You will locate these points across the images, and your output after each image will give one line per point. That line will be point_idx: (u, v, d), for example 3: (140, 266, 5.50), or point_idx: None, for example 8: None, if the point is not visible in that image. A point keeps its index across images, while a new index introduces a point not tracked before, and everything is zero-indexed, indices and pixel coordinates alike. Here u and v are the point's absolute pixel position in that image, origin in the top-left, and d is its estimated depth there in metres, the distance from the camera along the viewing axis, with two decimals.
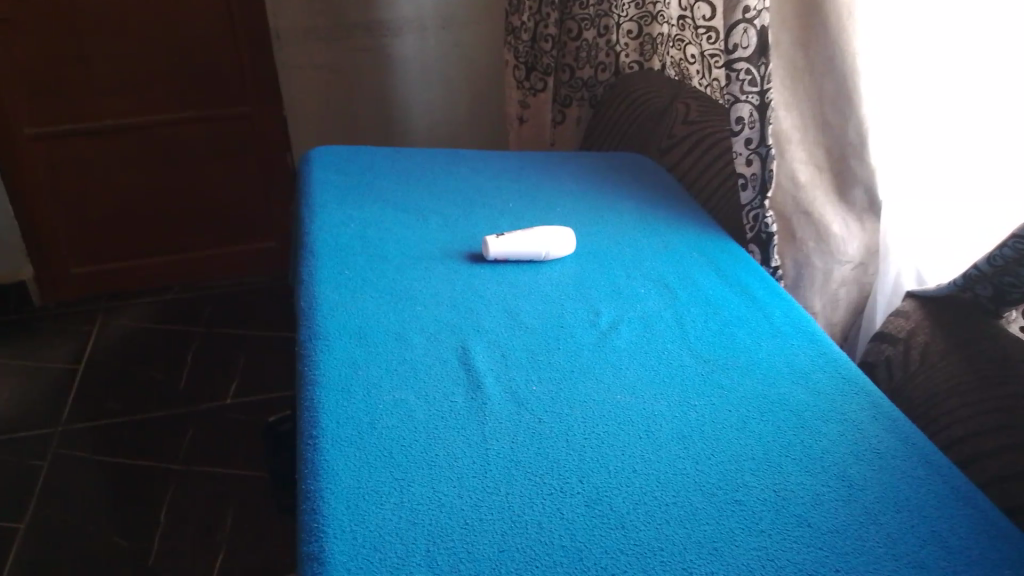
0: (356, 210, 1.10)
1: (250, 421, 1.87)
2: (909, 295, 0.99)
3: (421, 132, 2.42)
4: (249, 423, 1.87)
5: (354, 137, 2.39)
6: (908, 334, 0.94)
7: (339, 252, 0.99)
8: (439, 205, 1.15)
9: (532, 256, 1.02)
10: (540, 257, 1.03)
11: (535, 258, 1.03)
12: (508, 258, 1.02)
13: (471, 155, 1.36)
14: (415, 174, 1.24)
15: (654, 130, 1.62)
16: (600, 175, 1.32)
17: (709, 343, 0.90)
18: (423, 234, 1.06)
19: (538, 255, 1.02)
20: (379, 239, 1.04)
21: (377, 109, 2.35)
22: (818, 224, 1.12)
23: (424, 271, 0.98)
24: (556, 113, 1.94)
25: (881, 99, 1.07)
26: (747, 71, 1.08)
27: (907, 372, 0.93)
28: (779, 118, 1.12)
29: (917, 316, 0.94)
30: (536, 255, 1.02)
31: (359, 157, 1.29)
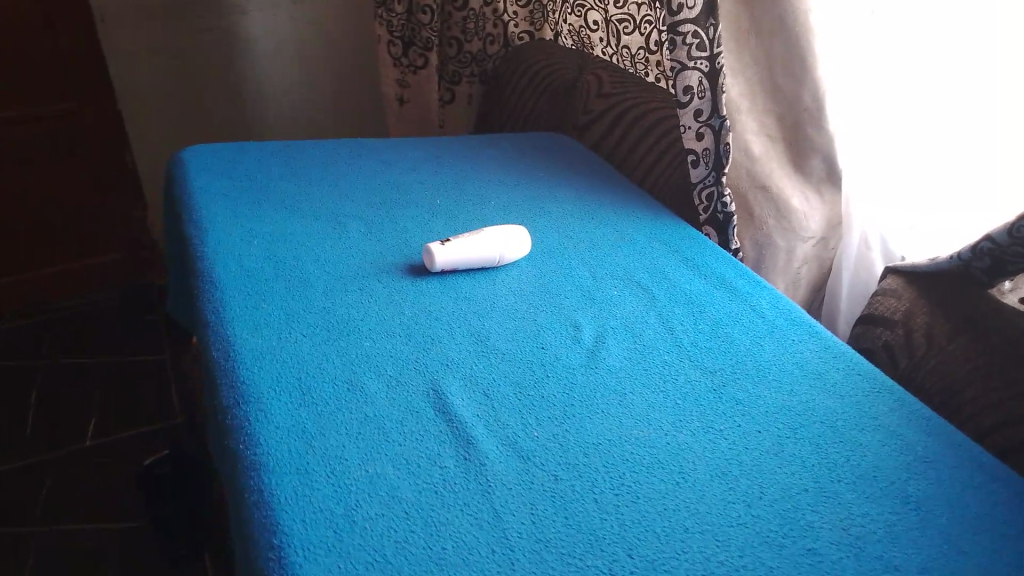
0: (257, 223, 0.90)
1: (121, 463, 1.59)
2: (892, 271, 0.92)
3: (282, 119, 2.18)
4: (120, 466, 1.58)
5: (206, 127, 2.10)
6: (906, 315, 0.86)
7: (249, 281, 0.79)
8: (355, 209, 0.96)
9: (483, 262, 0.87)
10: (492, 262, 0.87)
11: (484, 265, 0.87)
12: (454, 268, 0.85)
13: (374, 145, 1.17)
14: (317, 174, 1.04)
15: (561, 105, 1.49)
16: (525, 160, 1.18)
17: (709, 350, 0.78)
18: (348, 246, 0.88)
19: (489, 260, 0.87)
20: (295, 258, 0.84)
21: (230, 94, 2.08)
22: (778, 200, 1.03)
23: (360, 295, 0.80)
24: (443, 92, 1.74)
25: (838, 61, 0.99)
26: (694, 34, 0.96)
27: (913, 357, 0.85)
28: (728, 85, 1.00)
29: (911, 296, 0.87)
30: (487, 261, 0.87)
31: (242, 156, 1.07)
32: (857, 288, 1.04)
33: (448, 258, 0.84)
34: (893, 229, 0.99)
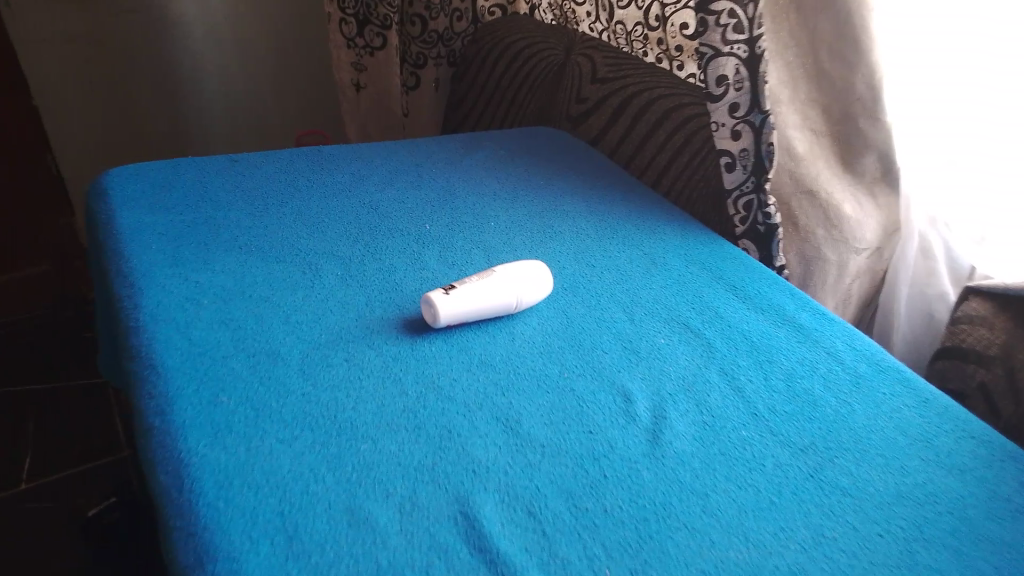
0: (205, 274, 0.70)
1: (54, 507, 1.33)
2: (973, 291, 0.77)
3: (216, 104, 1.95)
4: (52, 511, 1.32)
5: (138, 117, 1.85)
6: (1007, 353, 0.72)
7: (202, 362, 0.60)
8: (328, 243, 0.77)
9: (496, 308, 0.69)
10: (506, 308, 0.69)
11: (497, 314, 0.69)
12: (462, 321, 0.68)
13: (339, 153, 0.98)
14: (275, 198, 0.85)
15: (546, 92, 1.29)
16: (521, 165, 1.00)
17: (790, 418, 0.63)
18: (324, 299, 0.69)
19: (504, 307, 0.69)
20: (258, 321, 0.65)
21: (160, 79, 1.83)
22: (827, 206, 0.87)
23: (348, 368, 0.62)
24: (407, 76, 1.51)
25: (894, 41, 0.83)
26: (730, 12, 0.80)
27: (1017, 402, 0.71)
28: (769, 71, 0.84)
29: (1008, 327, 0.73)
30: (500, 309, 0.69)
31: (178, 178, 0.86)
32: (919, 305, 0.90)
33: (454, 307, 0.66)
34: (959, 239, 0.84)
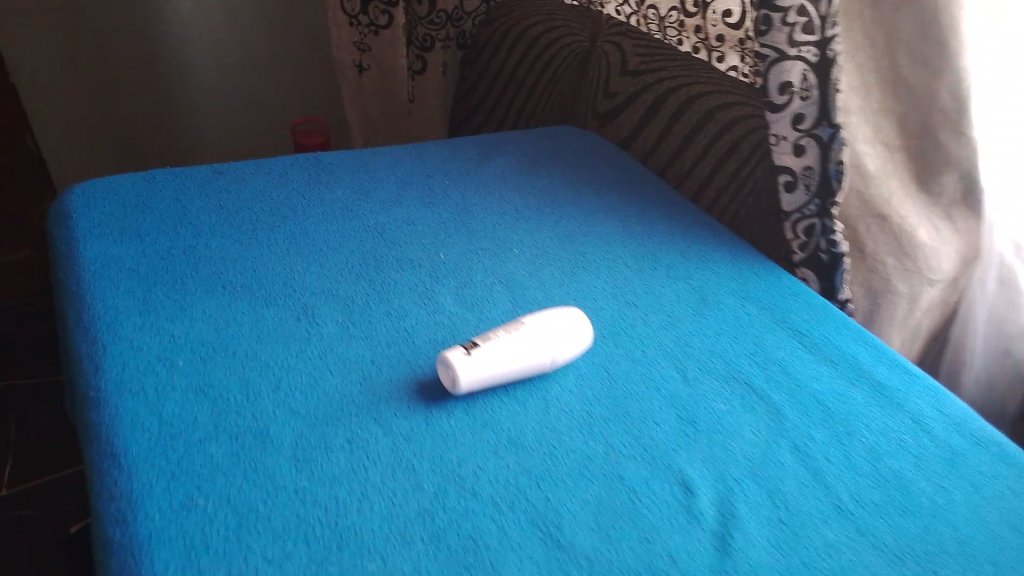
0: (181, 325, 0.60)
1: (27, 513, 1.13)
2: None
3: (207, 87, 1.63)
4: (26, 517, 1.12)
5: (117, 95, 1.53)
6: None
7: (175, 449, 0.50)
8: (327, 280, 0.67)
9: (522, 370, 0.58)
10: (534, 369, 0.58)
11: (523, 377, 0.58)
12: (482, 386, 0.57)
13: (339, 160, 0.86)
14: (265, 221, 0.73)
15: (571, 85, 1.13)
16: (545, 175, 0.88)
17: (882, 511, 0.52)
18: (323, 357, 0.58)
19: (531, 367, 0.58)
20: (243, 390, 0.55)
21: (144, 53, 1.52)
22: (898, 233, 0.76)
23: (351, 453, 0.51)
24: (412, 59, 1.34)
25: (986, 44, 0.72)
26: (799, 10, 0.68)
27: None
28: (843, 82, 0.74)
29: None
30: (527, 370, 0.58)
31: (153, 197, 0.75)
32: (994, 341, 0.79)
33: (471, 373, 0.56)
34: None
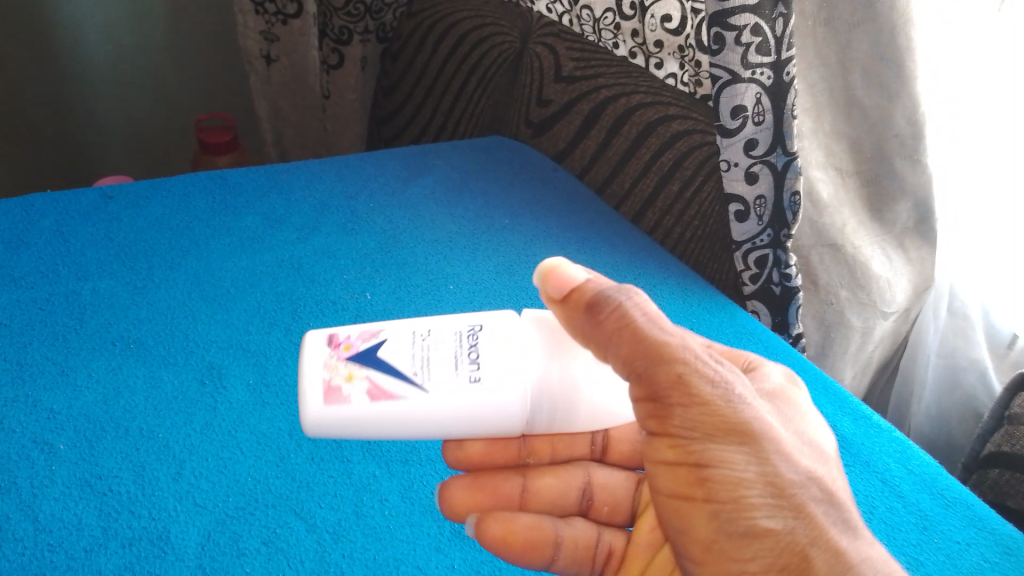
0: (63, 397, 0.51)
1: None
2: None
3: (105, 83, 1.27)
4: None
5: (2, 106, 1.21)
6: None
7: (53, 565, 0.41)
8: (235, 330, 0.58)
9: (610, 320, 0.38)
10: (650, 324, 0.37)
11: (520, 338, 0.43)
12: (351, 358, 0.42)
13: (247, 178, 0.76)
14: (161, 259, 0.64)
15: (502, 86, 1.05)
16: (479, 196, 0.81)
17: None
18: (231, 430, 0.50)
19: (647, 318, 0.38)
20: (137, 480, 0.46)
21: (28, 49, 1.18)
22: (853, 265, 0.74)
23: (268, 560, 0.44)
24: (327, 53, 1.15)
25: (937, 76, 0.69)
26: (754, 29, 0.61)
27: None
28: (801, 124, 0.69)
29: None
30: (633, 312, 0.37)
31: (29, 229, 0.65)
32: (945, 373, 0.78)
33: (341, 328, 0.44)
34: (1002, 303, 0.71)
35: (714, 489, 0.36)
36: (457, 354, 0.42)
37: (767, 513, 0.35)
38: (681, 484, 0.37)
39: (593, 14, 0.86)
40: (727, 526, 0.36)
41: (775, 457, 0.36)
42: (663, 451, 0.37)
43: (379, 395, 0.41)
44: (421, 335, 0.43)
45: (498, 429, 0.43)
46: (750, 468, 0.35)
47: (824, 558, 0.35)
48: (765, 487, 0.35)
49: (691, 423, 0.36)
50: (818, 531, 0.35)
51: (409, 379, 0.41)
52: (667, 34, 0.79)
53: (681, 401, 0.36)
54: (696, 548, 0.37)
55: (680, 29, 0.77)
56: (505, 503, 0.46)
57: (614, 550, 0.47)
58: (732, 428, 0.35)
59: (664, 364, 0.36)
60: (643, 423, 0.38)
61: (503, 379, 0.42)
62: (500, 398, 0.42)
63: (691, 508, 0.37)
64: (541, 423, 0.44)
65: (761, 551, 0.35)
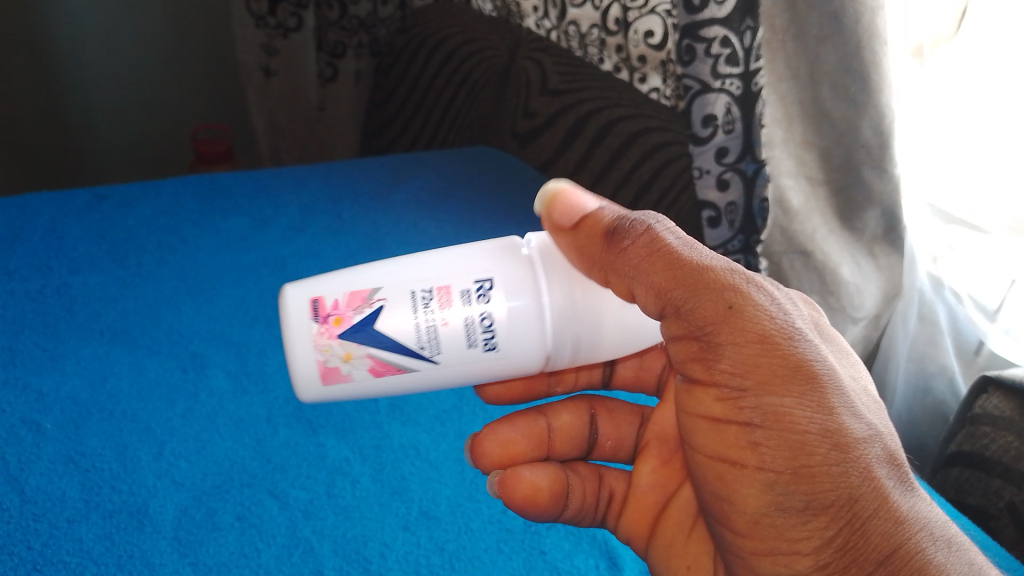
0: (51, 381, 0.54)
1: None
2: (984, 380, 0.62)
3: (101, 97, 1.29)
4: None
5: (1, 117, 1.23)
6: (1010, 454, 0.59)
7: (38, 533, 0.45)
8: (218, 322, 0.61)
9: (638, 248, 0.37)
10: (687, 248, 0.36)
11: (532, 299, 0.40)
12: (344, 335, 0.39)
13: (236, 183, 0.78)
14: (149, 255, 0.66)
15: (488, 100, 1.08)
16: (463, 202, 0.83)
17: None
18: (206, 415, 0.53)
19: (680, 243, 0.37)
20: (119, 459, 0.50)
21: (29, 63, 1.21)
22: (823, 272, 0.72)
23: (241, 534, 0.46)
24: (321, 66, 1.19)
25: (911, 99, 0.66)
26: (723, 40, 0.61)
27: (987, 521, 0.62)
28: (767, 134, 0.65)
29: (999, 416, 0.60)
30: (666, 237, 0.37)
31: (24, 226, 0.67)
32: (914, 379, 0.78)
33: (332, 285, 0.40)
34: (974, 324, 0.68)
35: (768, 455, 0.35)
36: (467, 322, 0.39)
37: (830, 480, 0.34)
38: (727, 448, 0.36)
39: (581, 31, 0.88)
40: (781, 500, 0.35)
41: (842, 411, 0.34)
42: (712, 407, 0.36)
43: (382, 372, 0.40)
44: (423, 298, 0.39)
45: (520, 371, 0.42)
46: (815, 419, 0.34)
47: (880, 531, 0.34)
48: (822, 444, 0.34)
49: (736, 363, 0.35)
50: (882, 501, 0.34)
51: (416, 356, 0.39)
52: (651, 48, 0.79)
53: (727, 337, 0.34)
54: (743, 521, 0.36)
55: (662, 45, 0.78)
56: (535, 452, 0.48)
57: (615, 493, 0.48)
58: (792, 374, 0.34)
59: (711, 289, 0.35)
60: (692, 374, 0.37)
61: (522, 344, 0.40)
62: (520, 360, 0.41)
63: (742, 476, 0.36)
64: (564, 358, 0.42)
65: (815, 526, 0.34)
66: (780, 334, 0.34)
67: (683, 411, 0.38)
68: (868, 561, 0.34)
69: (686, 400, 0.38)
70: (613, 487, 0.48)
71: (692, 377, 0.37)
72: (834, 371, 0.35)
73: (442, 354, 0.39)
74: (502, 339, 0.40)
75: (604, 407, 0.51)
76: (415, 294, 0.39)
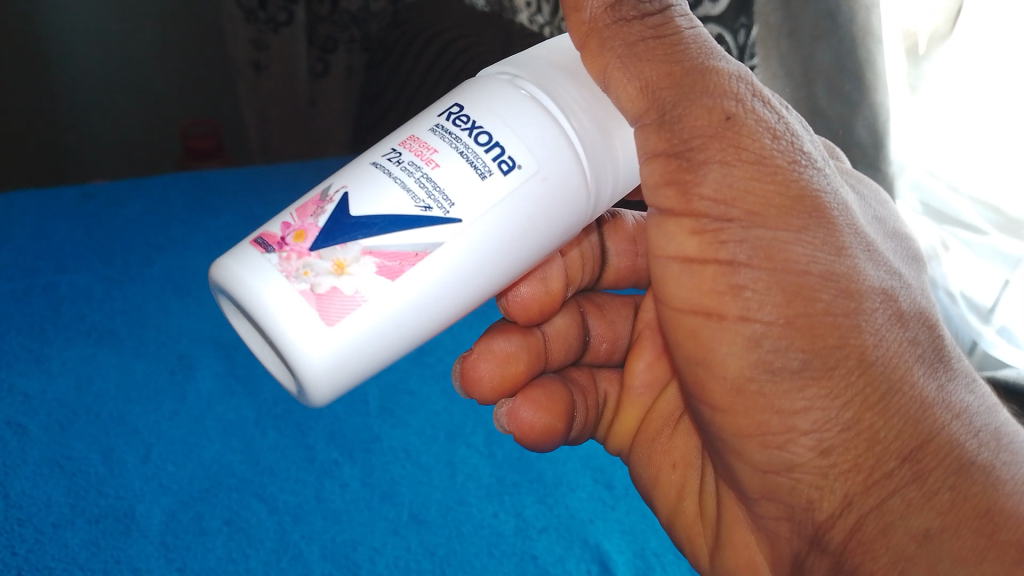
0: (36, 383, 0.53)
1: None
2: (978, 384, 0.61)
3: None
4: None
5: None
6: None
7: (22, 538, 0.45)
8: (206, 323, 0.60)
9: (650, 37, 0.36)
10: (695, 50, 0.36)
11: (534, 112, 0.35)
12: (319, 245, 0.34)
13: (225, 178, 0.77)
14: (137, 255, 0.66)
15: None
16: None
17: None
18: (193, 418, 0.53)
19: (690, 38, 0.37)
20: (105, 462, 0.49)
21: None
22: None
23: (228, 539, 0.46)
24: (312, 62, 1.17)
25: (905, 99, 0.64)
26: (717, 37, 0.65)
27: None
28: None
29: None
30: (681, 34, 0.36)
31: (10, 225, 0.66)
32: None
33: (267, 221, 0.35)
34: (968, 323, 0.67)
35: (754, 302, 0.36)
36: (459, 150, 0.34)
37: (836, 341, 0.35)
38: (703, 296, 0.37)
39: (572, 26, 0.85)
40: (772, 359, 0.36)
41: (846, 253, 0.36)
42: (685, 245, 0.37)
43: (396, 270, 0.34)
44: (395, 161, 0.35)
45: (577, 212, 0.37)
46: (817, 257, 0.36)
47: (897, 405, 0.35)
48: (832, 296, 0.35)
49: (720, 188, 0.36)
50: (903, 370, 0.35)
51: (430, 220, 0.33)
52: None
53: (715, 154, 0.36)
54: (724, 392, 0.38)
55: None
56: (537, 366, 0.50)
57: (609, 397, 0.53)
58: (789, 204, 0.36)
59: (711, 97, 0.36)
60: (663, 204, 0.38)
61: (544, 154, 0.35)
62: (552, 173, 0.35)
63: (721, 329, 0.37)
64: (607, 195, 0.38)
65: (815, 395, 0.36)
66: (782, 158, 0.36)
67: (655, 253, 0.39)
68: (881, 437, 0.35)
69: (655, 236, 0.38)
70: (606, 390, 0.53)
71: (664, 208, 0.38)
72: (836, 208, 0.37)
73: (455, 202, 0.34)
74: (517, 150, 0.34)
75: (596, 309, 0.54)
76: (378, 163, 0.35)
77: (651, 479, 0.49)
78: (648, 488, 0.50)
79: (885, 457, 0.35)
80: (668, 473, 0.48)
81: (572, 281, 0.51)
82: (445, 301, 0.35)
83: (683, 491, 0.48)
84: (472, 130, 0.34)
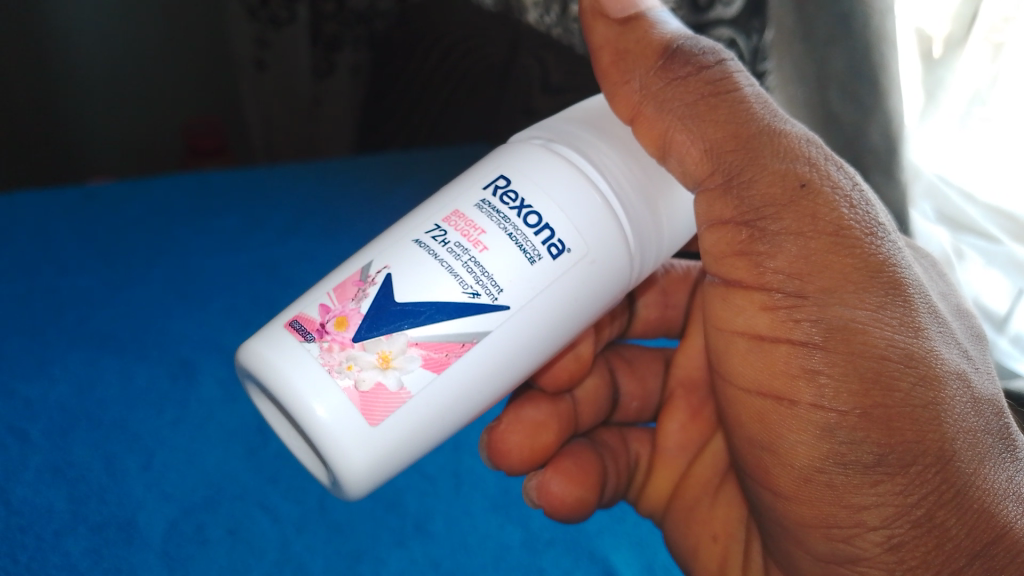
0: (38, 388, 0.53)
1: None
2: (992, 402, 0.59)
3: None
4: None
5: None
6: None
7: (23, 546, 0.44)
8: (210, 329, 0.59)
9: (719, 105, 0.37)
10: (763, 113, 0.38)
11: (590, 191, 0.35)
12: (361, 335, 0.33)
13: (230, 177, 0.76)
14: (140, 258, 0.65)
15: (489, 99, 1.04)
16: None
17: None
18: (194, 423, 0.52)
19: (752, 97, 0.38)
20: (106, 469, 0.49)
21: None
22: None
23: (232, 550, 0.46)
24: (317, 61, 1.14)
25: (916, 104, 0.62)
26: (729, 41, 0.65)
27: None
28: None
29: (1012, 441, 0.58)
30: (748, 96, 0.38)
31: (14, 223, 0.66)
32: None
33: (302, 302, 0.35)
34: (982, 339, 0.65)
35: (829, 389, 0.37)
36: (508, 231, 0.34)
37: (914, 438, 0.36)
38: (775, 378, 0.38)
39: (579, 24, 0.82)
40: (845, 451, 0.37)
41: (921, 333, 0.37)
42: (757, 322, 0.39)
43: (440, 362, 0.34)
44: (440, 239, 0.34)
45: (621, 280, 0.37)
46: (895, 341, 0.36)
47: (970, 503, 0.36)
48: (911, 386, 0.36)
49: (796, 260, 0.37)
50: (975, 464, 0.37)
51: (479, 307, 0.33)
52: None
53: (790, 224, 0.37)
54: (792, 480, 0.39)
55: None
56: (568, 433, 0.48)
57: (642, 457, 0.52)
58: (868, 280, 0.36)
59: (783, 163, 0.37)
60: (732, 276, 0.39)
61: (597, 236, 0.35)
62: (601, 251, 0.35)
63: (792, 413, 0.38)
64: (651, 260, 0.38)
65: (887, 492, 0.37)
66: (860, 228, 0.37)
67: (725, 330, 0.40)
68: (953, 535, 0.36)
69: (726, 314, 0.40)
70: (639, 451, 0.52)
71: (733, 280, 0.39)
72: (910, 287, 0.37)
73: (501, 288, 0.33)
74: (568, 230, 0.34)
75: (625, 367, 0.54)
76: (421, 241, 0.34)
77: (688, 550, 0.49)
78: (684, 559, 0.49)
79: (955, 554, 0.36)
80: (708, 544, 0.48)
81: (602, 335, 0.51)
82: (498, 377, 0.35)
83: (724, 566, 0.47)
84: (521, 209, 0.34)
